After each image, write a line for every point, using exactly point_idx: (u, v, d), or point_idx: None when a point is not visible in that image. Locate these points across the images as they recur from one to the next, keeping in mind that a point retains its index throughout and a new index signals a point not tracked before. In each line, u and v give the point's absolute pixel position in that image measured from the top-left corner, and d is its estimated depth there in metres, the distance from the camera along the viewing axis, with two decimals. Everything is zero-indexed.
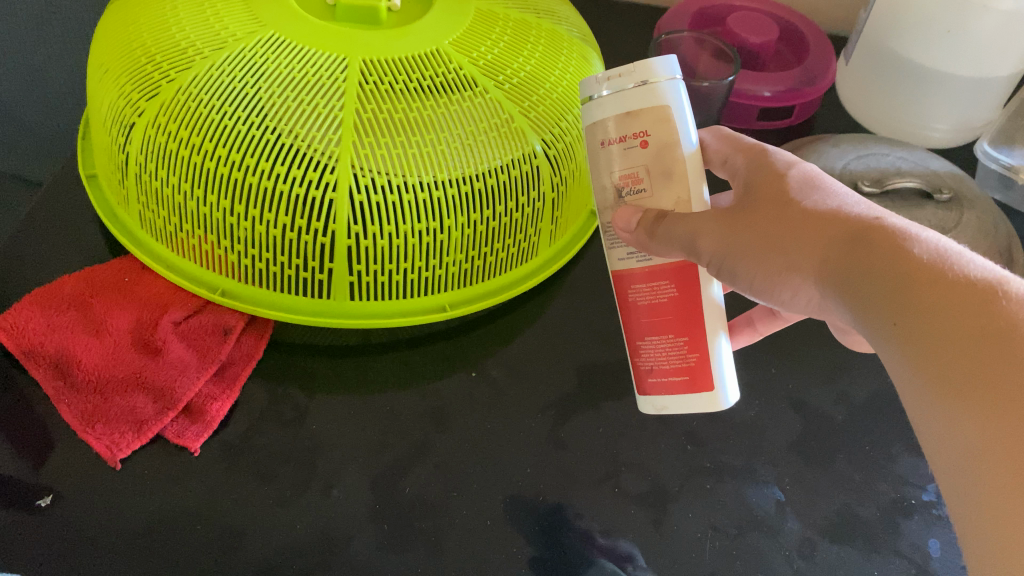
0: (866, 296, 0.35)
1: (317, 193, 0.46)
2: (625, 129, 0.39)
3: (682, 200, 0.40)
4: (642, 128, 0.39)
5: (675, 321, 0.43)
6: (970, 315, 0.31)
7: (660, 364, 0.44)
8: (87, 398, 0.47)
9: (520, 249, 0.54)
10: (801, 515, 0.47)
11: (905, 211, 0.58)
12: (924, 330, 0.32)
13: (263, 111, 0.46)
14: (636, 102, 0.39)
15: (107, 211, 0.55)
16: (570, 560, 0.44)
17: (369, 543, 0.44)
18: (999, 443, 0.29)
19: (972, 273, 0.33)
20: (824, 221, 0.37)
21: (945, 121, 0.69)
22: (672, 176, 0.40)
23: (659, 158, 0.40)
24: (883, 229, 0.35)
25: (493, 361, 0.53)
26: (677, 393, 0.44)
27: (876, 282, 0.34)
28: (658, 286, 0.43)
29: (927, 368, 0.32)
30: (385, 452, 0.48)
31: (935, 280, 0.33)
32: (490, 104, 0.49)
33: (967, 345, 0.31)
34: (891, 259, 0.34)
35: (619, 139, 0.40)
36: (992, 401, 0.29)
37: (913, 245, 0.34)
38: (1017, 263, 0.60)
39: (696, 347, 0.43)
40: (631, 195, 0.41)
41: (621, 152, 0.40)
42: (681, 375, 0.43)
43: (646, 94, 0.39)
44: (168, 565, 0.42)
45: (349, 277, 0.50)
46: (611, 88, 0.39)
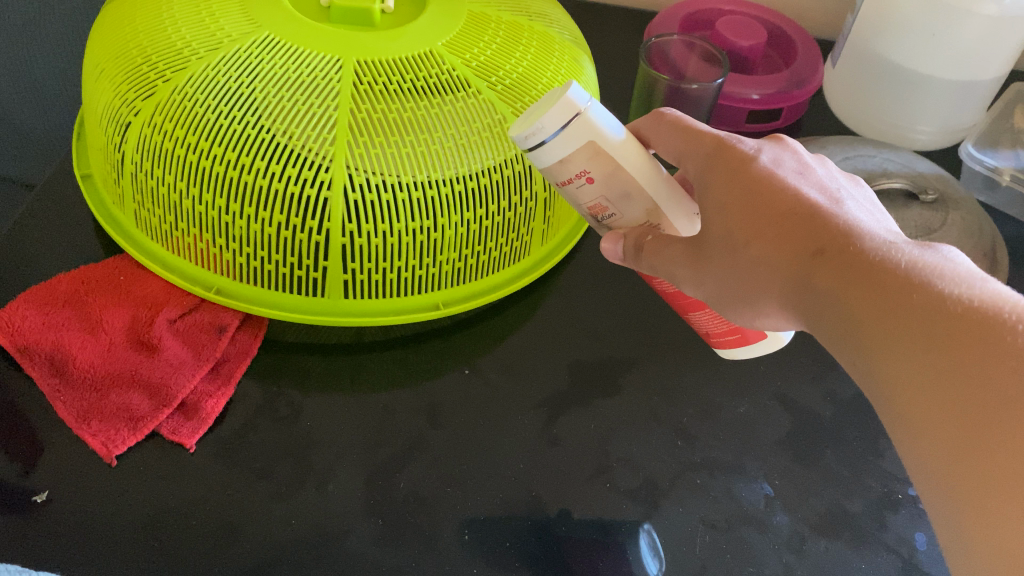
0: (826, 326, 0.36)
1: (312, 193, 0.46)
2: (567, 175, 0.42)
3: (652, 209, 0.43)
4: (582, 169, 0.41)
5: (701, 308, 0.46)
6: (909, 348, 0.32)
7: (714, 327, 0.47)
8: (83, 395, 0.47)
9: (513, 249, 0.55)
10: (791, 509, 0.48)
11: (892, 211, 0.60)
12: (874, 367, 0.34)
13: (258, 110, 0.47)
14: (566, 152, 0.40)
15: (102, 210, 0.55)
16: (562, 554, 0.45)
17: (364, 538, 0.44)
18: (953, 477, 0.30)
19: (910, 290, 0.33)
20: (769, 261, 0.38)
21: (930, 124, 0.70)
22: (632, 194, 0.43)
23: (610, 185, 0.42)
24: (818, 265, 0.36)
25: (486, 358, 0.54)
26: (737, 345, 0.48)
27: (830, 319, 0.36)
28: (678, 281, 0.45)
29: (886, 406, 0.33)
30: (379, 449, 0.48)
31: (873, 315, 0.34)
32: (483, 104, 0.50)
33: (911, 380, 0.32)
34: (832, 301, 0.36)
35: (569, 183, 0.42)
36: (938, 434, 0.30)
37: (846, 275, 0.35)
38: (1001, 263, 0.61)
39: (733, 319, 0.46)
40: (607, 217, 0.45)
41: (578, 190, 0.43)
42: (734, 334, 0.47)
43: (568, 142, 0.39)
44: (165, 559, 0.42)
45: (344, 275, 0.50)
46: (533, 143, 0.40)
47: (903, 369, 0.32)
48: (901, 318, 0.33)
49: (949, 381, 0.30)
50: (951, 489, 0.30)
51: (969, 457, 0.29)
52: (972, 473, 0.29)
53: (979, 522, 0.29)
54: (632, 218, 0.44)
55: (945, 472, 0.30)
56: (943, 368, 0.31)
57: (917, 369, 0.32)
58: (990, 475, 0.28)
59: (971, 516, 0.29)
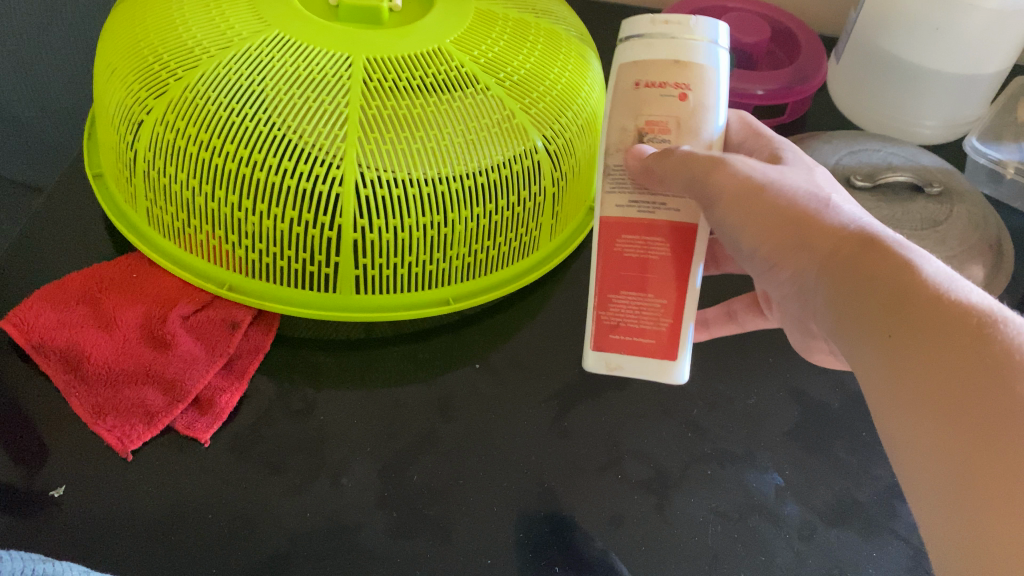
0: (862, 302, 0.35)
1: (323, 188, 0.47)
2: (669, 77, 0.41)
3: None
4: (684, 81, 0.41)
5: (659, 283, 0.45)
6: (970, 336, 0.31)
7: (631, 322, 0.46)
8: (98, 391, 0.47)
9: (521, 244, 0.55)
10: (801, 499, 0.48)
11: (898, 204, 0.60)
12: (922, 336, 0.32)
13: (270, 108, 0.47)
14: (684, 53, 0.41)
15: (114, 208, 0.56)
16: (572, 539, 0.45)
17: (378, 530, 0.44)
18: (990, 467, 0.29)
19: (976, 300, 0.33)
20: (832, 228, 0.37)
21: (935, 117, 0.71)
22: (699, 138, 0.42)
23: (690, 114, 0.42)
24: (894, 244, 0.36)
25: (496, 352, 0.54)
26: (636, 356, 0.47)
27: (879, 290, 0.34)
28: (651, 244, 0.44)
29: (921, 380, 0.32)
30: (392, 442, 0.48)
31: (927, 302, 0.33)
32: (491, 100, 0.51)
33: (967, 363, 0.31)
34: (899, 270, 0.34)
35: (661, 84, 0.41)
36: (977, 423, 0.30)
37: (922, 263, 0.34)
38: (1006, 257, 0.62)
39: (671, 316, 0.45)
40: (653, 142, 0.43)
41: (658, 99, 0.42)
42: (648, 340, 0.46)
43: (691, 50, 0.41)
44: (181, 551, 0.43)
45: (355, 271, 0.50)
46: (663, 30, 0.41)
47: (957, 357, 0.31)
48: (960, 320, 0.32)
49: (1009, 381, 0.30)
50: (980, 480, 0.29)
51: (1009, 449, 0.29)
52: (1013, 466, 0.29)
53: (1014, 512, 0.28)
54: None
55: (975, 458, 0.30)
56: (1004, 367, 0.30)
57: (978, 358, 0.31)
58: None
59: (999, 506, 0.28)
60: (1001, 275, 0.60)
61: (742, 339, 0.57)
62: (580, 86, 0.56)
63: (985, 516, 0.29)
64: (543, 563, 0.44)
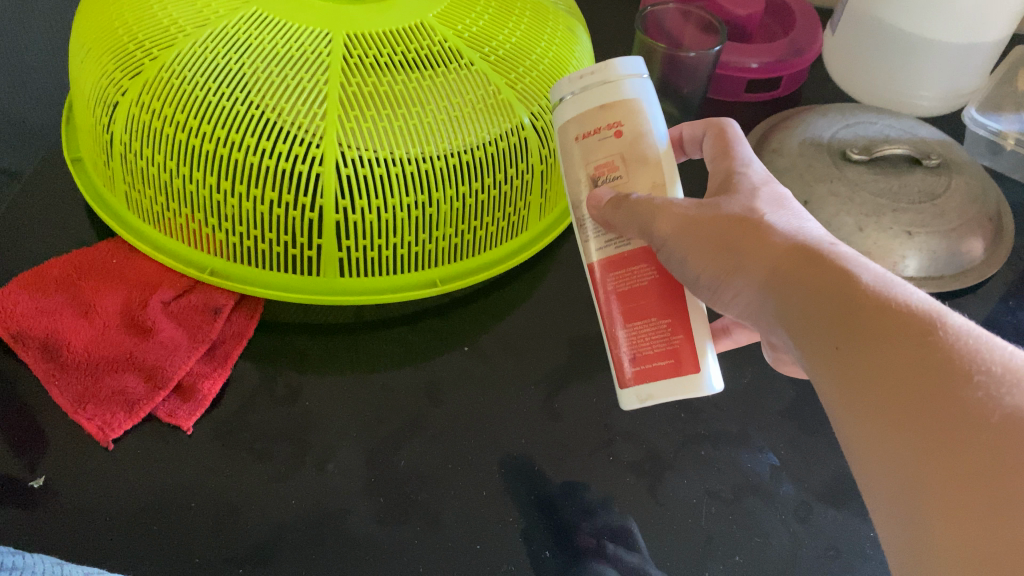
0: (808, 310, 0.34)
1: (303, 168, 0.46)
2: (599, 122, 0.39)
3: (658, 185, 0.40)
4: (615, 120, 0.39)
5: (655, 303, 0.40)
6: (918, 348, 0.30)
7: (643, 349, 0.40)
8: (77, 379, 0.46)
9: (510, 223, 0.54)
10: (797, 479, 0.47)
11: (895, 177, 0.59)
12: (869, 351, 0.31)
13: (247, 86, 0.46)
14: (609, 96, 0.39)
15: (93, 193, 0.55)
16: (590, 505, 0.45)
17: (365, 516, 0.43)
18: (956, 483, 0.28)
19: (915, 304, 0.32)
20: (772, 249, 0.35)
21: (933, 89, 0.69)
22: (647, 162, 0.40)
23: (634, 146, 0.39)
24: (832, 254, 0.34)
25: (485, 335, 0.53)
26: (662, 379, 0.40)
27: (824, 298, 0.33)
28: (638, 268, 0.40)
29: (874, 399, 0.31)
30: (380, 426, 0.47)
31: (873, 306, 0.32)
32: (476, 76, 0.49)
33: (918, 375, 0.30)
34: (839, 280, 0.33)
35: (594, 132, 0.39)
36: (938, 438, 0.29)
37: (860, 272, 0.33)
38: (1005, 230, 0.61)
39: (681, 330, 0.39)
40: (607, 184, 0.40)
41: (596, 144, 0.40)
42: (664, 360, 0.39)
43: (611, 92, 0.39)
44: (162, 540, 0.42)
45: (339, 253, 0.49)
46: (591, 81, 0.39)
47: (910, 367, 0.30)
48: (910, 332, 0.31)
49: (968, 392, 0.29)
50: (945, 495, 0.28)
51: (975, 461, 0.28)
52: (980, 482, 0.27)
53: (992, 498, 0.27)
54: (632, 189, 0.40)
55: (944, 449, 0.28)
56: (959, 378, 0.29)
57: (929, 369, 0.30)
58: (1003, 451, 0.27)
59: (975, 495, 0.27)
60: (999, 247, 0.60)
61: None
62: (567, 61, 0.55)
63: (961, 528, 0.27)
64: (566, 527, 0.44)
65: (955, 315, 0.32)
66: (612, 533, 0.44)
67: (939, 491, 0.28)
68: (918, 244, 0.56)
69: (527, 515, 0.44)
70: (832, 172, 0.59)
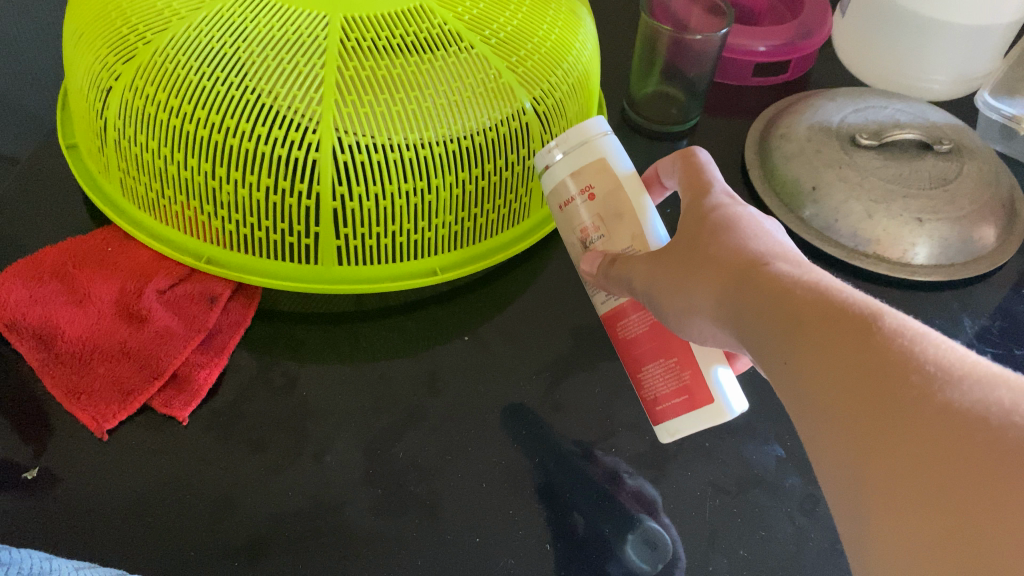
0: (759, 329, 0.33)
1: (299, 154, 0.45)
2: (574, 189, 0.42)
3: (637, 236, 0.42)
4: (587, 184, 0.42)
5: (661, 345, 0.41)
6: (853, 352, 0.29)
7: (660, 388, 0.42)
8: (72, 368, 0.46)
9: (511, 210, 0.53)
10: (803, 472, 0.46)
11: (906, 162, 0.57)
12: (808, 367, 0.31)
13: (242, 70, 0.45)
14: (582, 160, 0.42)
15: (89, 180, 0.54)
16: (616, 474, 0.45)
17: (362, 508, 0.43)
18: (898, 484, 0.26)
19: (853, 304, 0.31)
20: (720, 272, 0.36)
21: (945, 73, 0.68)
22: (624, 216, 0.42)
23: (609, 203, 0.42)
24: (773, 270, 0.34)
25: (486, 324, 0.53)
26: (682, 415, 0.41)
27: (771, 315, 0.33)
28: (641, 315, 0.42)
29: (820, 410, 0.30)
30: (377, 417, 0.47)
31: (816, 317, 0.31)
32: (476, 59, 0.48)
33: (856, 378, 0.29)
34: (778, 297, 0.33)
35: (572, 199, 0.42)
36: (878, 439, 0.27)
37: (797, 284, 0.33)
38: (1019, 215, 0.60)
39: (688, 364, 0.41)
40: (596, 241, 0.43)
41: (577, 209, 0.42)
42: (680, 396, 0.41)
43: (581, 158, 0.42)
44: (157, 532, 0.41)
45: (336, 241, 0.48)
46: (563, 152, 0.42)
47: (847, 372, 0.29)
48: (843, 337, 0.30)
49: (909, 384, 0.27)
50: (892, 497, 0.26)
51: (918, 456, 0.26)
52: (922, 479, 0.25)
53: (925, 502, 0.25)
54: (616, 244, 0.42)
55: (881, 453, 0.27)
56: (897, 372, 0.28)
57: (863, 372, 0.29)
58: (941, 448, 0.25)
59: (911, 499, 0.25)
60: (1013, 234, 0.59)
61: None
62: (571, 44, 0.54)
63: (912, 532, 0.25)
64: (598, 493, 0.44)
65: (898, 312, 0.30)
66: (641, 502, 0.44)
67: (878, 497, 0.26)
68: (929, 231, 0.55)
69: (547, 458, 0.46)
70: (840, 157, 0.58)
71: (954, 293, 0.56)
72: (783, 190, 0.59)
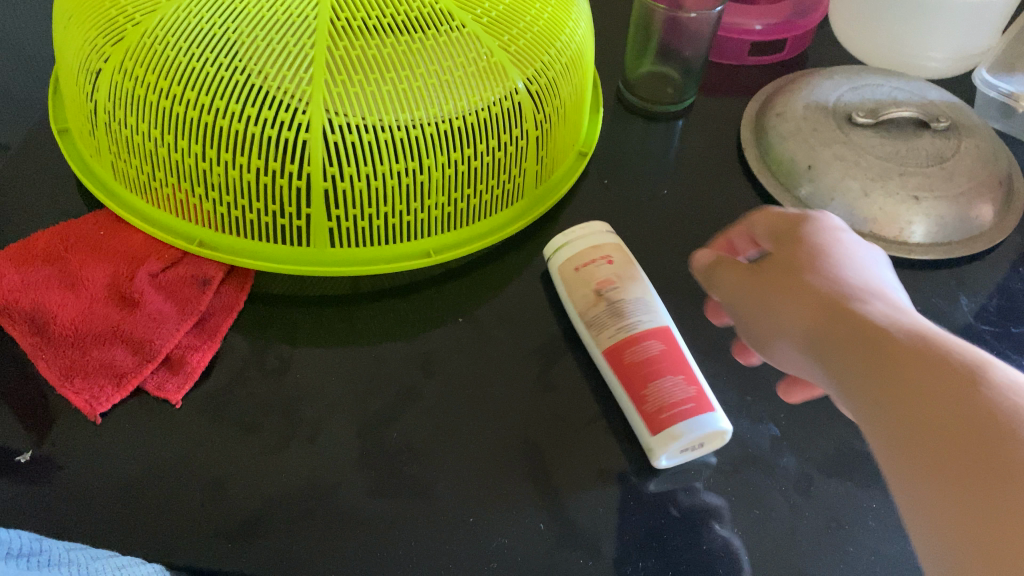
0: (844, 366, 0.34)
1: (289, 135, 0.44)
2: (565, 266, 0.50)
3: (623, 309, 0.47)
4: (578, 263, 0.50)
5: (630, 384, 0.44)
6: (955, 403, 0.29)
7: (634, 422, 0.44)
8: (65, 352, 0.45)
9: (505, 191, 0.53)
10: (798, 450, 0.46)
11: (903, 140, 0.57)
12: (904, 409, 0.31)
13: (231, 51, 0.44)
14: (577, 236, 0.51)
15: (81, 163, 0.54)
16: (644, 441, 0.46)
17: (356, 490, 0.42)
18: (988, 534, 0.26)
19: (961, 358, 0.31)
20: (814, 298, 0.37)
21: (942, 49, 0.67)
22: (609, 292, 0.48)
23: (595, 278, 0.49)
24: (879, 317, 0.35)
25: (480, 305, 0.52)
26: (652, 439, 0.43)
27: (876, 359, 0.33)
28: (617, 361, 0.46)
29: (911, 452, 0.30)
30: (371, 400, 0.47)
31: (919, 368, 0.31)
32: (467, 38, 0.48)
33: (957, 429, 0.29)
34: (887, 343, 0.33)
35: (565, 274, 0.50)
36: (975, 487, 0.27)
37: (903, 333, 0.33)
38: (1016, 193, 0.59)
39: (653, 400, 0.43)
40: (591, 323, 0.48)
41: (568, 285, 0.50)
42: (647, 422, 0.43)
43: (576, 235, 0.51)
44: (151, 514, 0.41)
45: (328, 223, 0.48)
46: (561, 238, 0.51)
47: (949, 420, 0.29)
48: (946, 387, 0.30)
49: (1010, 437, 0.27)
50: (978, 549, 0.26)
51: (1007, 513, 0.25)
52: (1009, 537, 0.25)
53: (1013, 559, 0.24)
54: (605, 315, 0.47)
55: (972, 502, 0.27)
56: (1002, 427, 0.27)
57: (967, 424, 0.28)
58: None
59: (999, 554, 0.25)
60: (1011, 212, 0.58)
61: None
62: (563, 23, 0.53)
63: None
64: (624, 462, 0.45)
65: (1008, 371, 0.30)
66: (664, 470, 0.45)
67: (969, 547, 0.26)
68: (925, 209, 0.54)
69: (561, 430, 0.46)
70: (836, 136, 0.57)
71: (951, 272, 0.56)
72: (779, 169, 0.59)
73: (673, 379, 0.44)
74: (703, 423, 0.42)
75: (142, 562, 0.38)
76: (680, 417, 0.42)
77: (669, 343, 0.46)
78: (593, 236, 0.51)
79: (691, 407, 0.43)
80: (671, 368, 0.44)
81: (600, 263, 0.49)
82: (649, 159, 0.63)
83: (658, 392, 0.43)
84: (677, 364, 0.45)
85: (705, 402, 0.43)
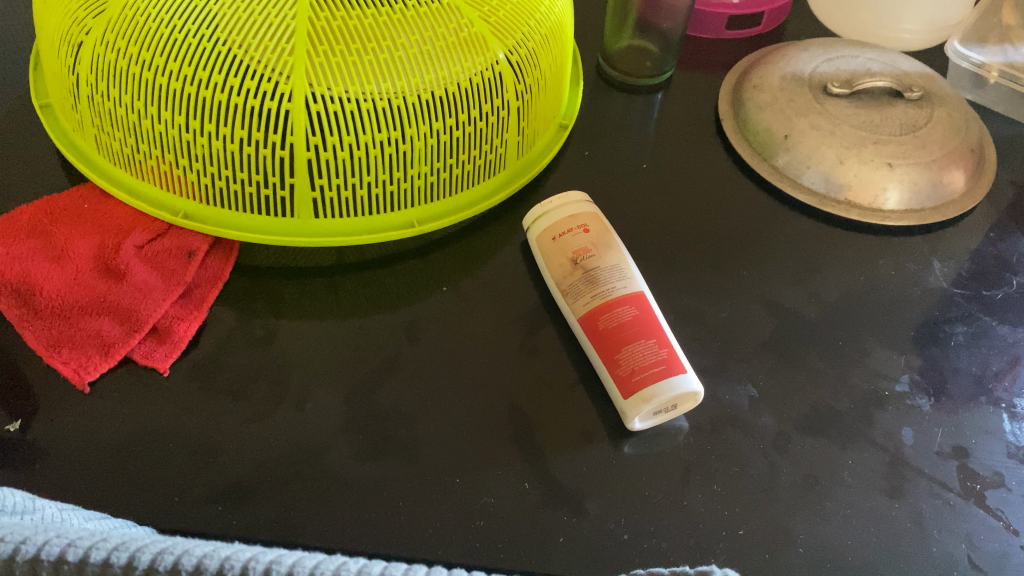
0: None
1: (271, 105, 0.45)
2: (544, 238, 0.51)
3: (601, 277, 0.48)
4: (554, 233, 0.51)
5: (605, 350, 0.46)
6: None
7: (608, 384, 0.45)
8: (52, 323, 0.46)
9: (487, 162, 0.53)
10: (776, 410, 0.47)
11: (877, 110, 0.58)
12: None
13: (214, 21, 0.45)
14: (560, 208, 0.52)
15: (63, 137, 0.54)
16: None
17: (344, 454, 0.43)
18: None
19: None
20: None
21: (916, 21, 0.69)
22: (585, 261, 0.49)
23: (572, 247, 0.50)
24: None
25: (463, 275, 0.53)
26: (621, 399, 0.44)
27: None
28: (593, 327, 0.47)
29: None
30: (357, 367, 0.47)
31: None
32: (448, 9, 0.48)
33: None
34: None
35: (543, 246, 0.51)
36: None
37: None
38: (987, 162, 0.61)
39: (625, 365, 0.44)
40: (567, 293, 0.49)
41: (545, 257, 0.51)
42: (619, 384, 0.44)
43: (555, 207, 0.52)
44: (142, 479, 0.41)
45: (312, 194, 0.49)
46: (542, 207, 0.52)
47: None
48: None
49: None
50: None
51: None
52: None
53: None
54: (580, 283, 0.48)
55: None
56: None
57: None
58: None
59: None
60: (981, 178, 0.60)
61: (715, 252, 0.55)
62: None
63: None
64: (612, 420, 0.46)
65: None
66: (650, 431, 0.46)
67: None
68: (899, 176, 0.56)
69: (545, 394, 0.47)
70: (812, 106, 0.58)
71: (924, 237, 0.57)
72: (756, 139, 0.60)
73: (644, 344, 0.45)
74: (674, 385, 0.43)
75: (132, 525, 0.39)
76: (651, 379, 0.43)
77: (642, 309, 0.47)
78: (571, 206, 0.52)
79: (661, 369, 0.44)
80: (642, 333, 0.45)
81: (578, 232, 0.50)
82: (629, 131, 0.64)
83: (630, 356, 0.45)
84: (648, 329, 0.46)
85: (676, 364, 0.44)
